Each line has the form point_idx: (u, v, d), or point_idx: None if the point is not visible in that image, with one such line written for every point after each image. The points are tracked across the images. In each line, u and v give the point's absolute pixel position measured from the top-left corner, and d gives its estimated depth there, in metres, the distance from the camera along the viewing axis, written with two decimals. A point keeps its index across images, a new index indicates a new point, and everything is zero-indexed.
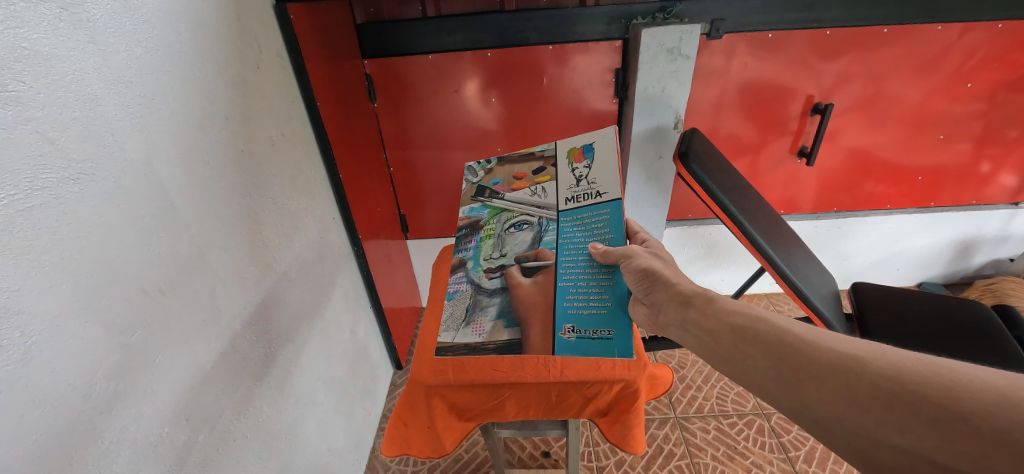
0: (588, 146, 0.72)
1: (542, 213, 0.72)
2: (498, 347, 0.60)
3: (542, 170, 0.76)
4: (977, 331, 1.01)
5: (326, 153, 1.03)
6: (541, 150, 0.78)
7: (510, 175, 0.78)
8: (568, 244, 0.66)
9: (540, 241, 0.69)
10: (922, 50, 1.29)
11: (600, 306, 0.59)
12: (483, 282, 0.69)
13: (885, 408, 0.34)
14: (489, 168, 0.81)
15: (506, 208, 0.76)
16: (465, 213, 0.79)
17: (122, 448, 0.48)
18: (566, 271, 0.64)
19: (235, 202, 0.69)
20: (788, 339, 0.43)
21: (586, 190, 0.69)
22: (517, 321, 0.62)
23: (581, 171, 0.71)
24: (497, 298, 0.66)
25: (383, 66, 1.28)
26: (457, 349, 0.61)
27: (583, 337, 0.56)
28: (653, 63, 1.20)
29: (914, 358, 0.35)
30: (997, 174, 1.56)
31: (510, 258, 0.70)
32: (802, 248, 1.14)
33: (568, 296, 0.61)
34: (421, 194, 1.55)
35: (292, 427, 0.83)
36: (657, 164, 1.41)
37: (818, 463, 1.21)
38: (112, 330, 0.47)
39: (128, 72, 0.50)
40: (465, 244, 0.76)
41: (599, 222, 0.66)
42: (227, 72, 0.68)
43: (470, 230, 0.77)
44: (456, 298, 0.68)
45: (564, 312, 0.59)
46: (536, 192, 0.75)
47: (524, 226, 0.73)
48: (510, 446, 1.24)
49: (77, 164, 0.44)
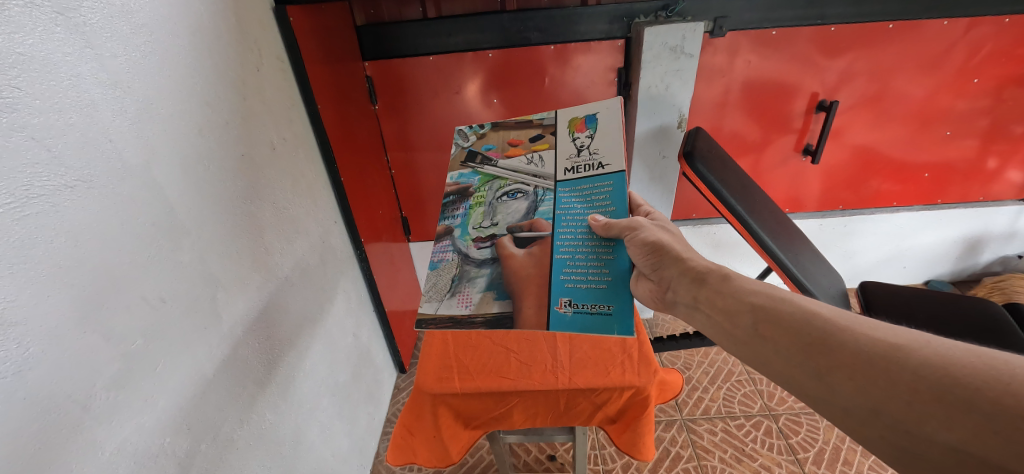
0: (590, 117, 0.71)
1: (538, 183, 0.71)
2: (487, 321, 0.57)
3: (539, 138, 0.74)
4: (989, 329, 1.00)
5: (326, 156, 1.02)
6: (539, 118, 0.76)
7: (505, 141, 0.76)
8: (567, 214, 0.65)
9: (535, 211, 0.67)
10: (928, 46, 1.28)
11: (598, 281, 0.58)
12: (471, 253, 0.66)
13: (933, 401, 0.32)
14: (482, 133, 0.78)
15: (499, 176, 0.73)
16: (453, 179, 0.75)
17: (123, 458, 0.47)
18: (564, 244, 0.62)
19: (235, 207, 0.68)
20: (819, 323, 0.41)
21: (588, 161, 0.68)
22: (507, 293, 0.60)
23: (582, 141, 0.70)
24: (487, 269, 0.64)
25: (384, 68, 1.27)
26: (440, 322, 0.58)
27: (580, 311, 0.55)
28: (656, 62, 1.19)
29: (962, 350, 0.34)
30: (1003, 170, 1.55)
31: (502, 228, 0.68)
32: (812, 249, 1.11)
33: (565, 269, 0.60)
34: (422, 194, 1.54)
35: (295, 433, 0.82)
36: (662, 163, 1.39)
37: (827, 465, 1.20)
38: (111, 340, 0.46)
39: (126, 77, 0.50)
40: (451, 212, 0.72)
41: (601, 195, 0.65)
42: (227, 77, 0.68)
43: (458, 196, 0.74)
44: (441, 268, 0.65)
45: (560, 286, 0.58)
46: (532, 160, 0.73)
47: (518, 195, 0.71)
48: (515, 450, 1.23)
49: (75, 171, 0.43)
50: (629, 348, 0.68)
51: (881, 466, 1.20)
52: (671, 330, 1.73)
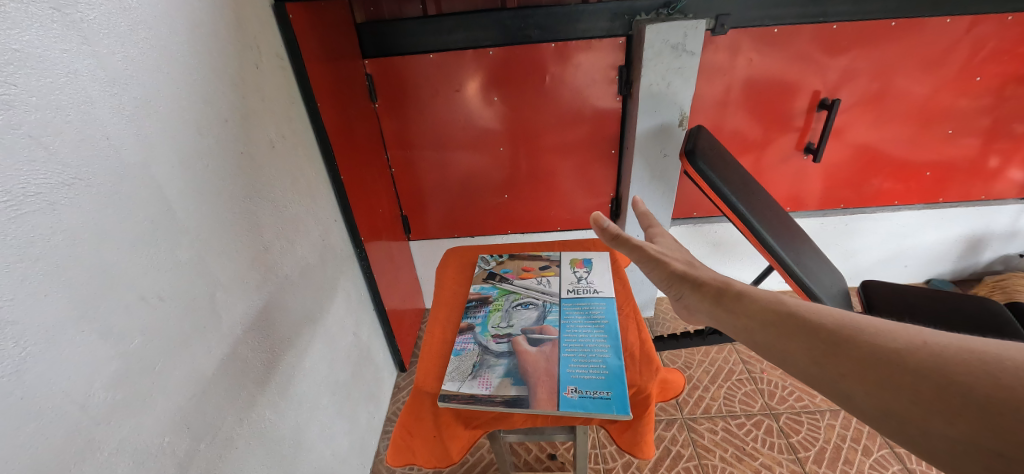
0: (587, 259, 0.88)
1: (545, 296, 0.78)
2: (505, 401, 0.57)
3: (546, 268, 0.87)
4: (990, 325, 1.00)
5: (326, 155, 1.01)
6: (547, 255, 0.91)
7: (519, 267, 0.88)
8: (569, 324, 0.70)
9: (545, 318, 0.72)
10: (931, 44, 1.27)
11: (599, 372, 0.61)
12: (491, 345, 0.68)
13: (941, 402, 0.30)
14: (501, 261, 0.90)
15: (514, 290, 0.81)
16: (475, 290, 0.82)
17: (122, 458, 0.47)
18: (568, 343, 0.66)
19: (235, 205, 0.68)
20: (819, 324, 0.39)
21: (585, 287, 0.79)
22: (524, 379, 0.60)
23: (581, 273, 0.83)
24: (505, 360, 0.65)
25: (384, 66, 1.27)
26: (461, 399, 0.59)
27: (585, 396, 0.57)
28: (657, 60, 1.19)
29: (961, 344, 0.32)
30: (1005, 169, 1.54)
31: (518, 329, 0.71)
32: (812, 246, 1.10)
33: (570, 362, 0.62)
34: (423, 194, 1.54)
35: (295, 432, 0.82)
36: (662, 162, 1.39)
37: (828, 464, 1.20)
38: (109, 339, 0.46)
39: (124, 74, 0.49)
40: (472, 313, 0.76)
41: (597, 311, 0.73)
42: (226, 74, 0.67)
43: (478, 302, 0.78)
44: (463, 355, 0.66)
45: (567, 375, 0.60)
46: (541, 282, 0.83)
47: (530, 305, 0.76)
48: (516, 449, 1.23)
49: (72, 169, 0.43)
50: (629, 346, 0.67)
51: (882, 465, 1.19)
52: (671, 329, 1.73)
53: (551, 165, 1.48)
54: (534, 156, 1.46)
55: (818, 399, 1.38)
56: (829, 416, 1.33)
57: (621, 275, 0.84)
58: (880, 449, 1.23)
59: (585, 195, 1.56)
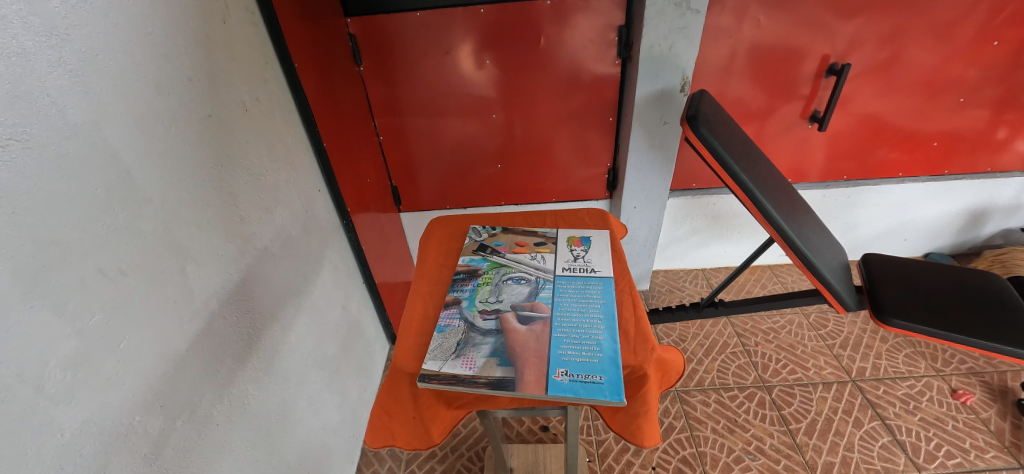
0: (586, 237, 0.83)
1: (539, 273, 0.74)
2: (490, 383, 0.55)
3: (542, 243, 0.83)
4: (992, 302, 0.98)
5: (307, 120, 0.96)
6: (544, 230, 0.86)
7: (513, 241, 0.84)
8: (564, 302, 0.67)
9: (537, 295, 0.69)
10: (951, 5, 1.20)
11: (592, 355, 0.58)
12: (476, 322, 0.65)
13: None
14: (494, 233, 0.86)
15: (505, 264, 0.77)
16: (465, 261, 0.79)
17: (87, 439, 0.45)
18: (561, 323, 0.63)
19: (204, 173, 0.63)
20: None
21: (582, 266, 0.75)
22: (511, 360, 0.58)
23: (577, 252, 0.79)
24: (491, 338, 0.62)
25: (368, 25, 1.19)
26: (442, 379, 0.57)
27: (576, 380, 0.55)
28: (660, 19, 1.11)
29: None
30: (1013, 141, 1.49)
31: (507, 305, 0.68)
32: (813, 219, 1.06)
33: (562, 345, 0.60)
34: (413, 163, 1.48)
35: (281, 407, 0.81)
36: (661, 130, 1.33)
37: (819, 435, 1.22)
38: (64, 315, 0.43)
39: (62, 23, 0.44)
40: (459, 286, 0.73)
41: (593, 291, 0.70)
42: (187, 29, 0.61)
43: (467, 275, 0.76)
44: (447, 332, 0.64)
45: (557, 358, 0.58)
46: (535, 257, 0.79)
47: (521, 281, 0.73)
48: (509, 421, 1.25)
49: (6, 128, 0.38)
50: (624, 326, 0.64)
51: (872, 437, 1.21)
52: (666, 302, 1.73)
53: (546, 134, 1.42)
54: (529, 125, 1.40)
55: (811, 372, 1.39)
56: (822, 389, 1.34)
57: (614, 247, 0.81)
58: (870, 421, 1.25)
59: (581, 165, 1.51)
